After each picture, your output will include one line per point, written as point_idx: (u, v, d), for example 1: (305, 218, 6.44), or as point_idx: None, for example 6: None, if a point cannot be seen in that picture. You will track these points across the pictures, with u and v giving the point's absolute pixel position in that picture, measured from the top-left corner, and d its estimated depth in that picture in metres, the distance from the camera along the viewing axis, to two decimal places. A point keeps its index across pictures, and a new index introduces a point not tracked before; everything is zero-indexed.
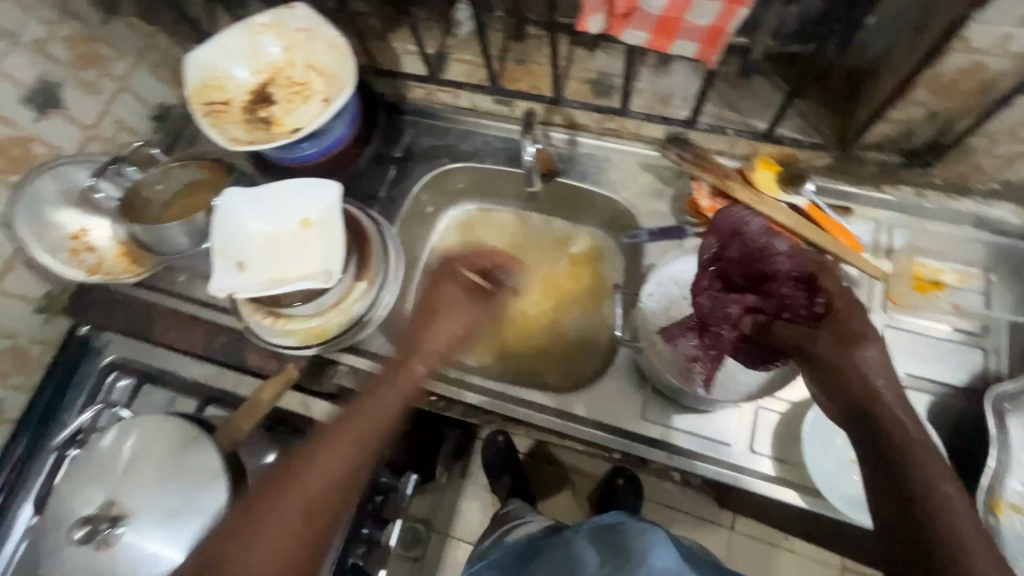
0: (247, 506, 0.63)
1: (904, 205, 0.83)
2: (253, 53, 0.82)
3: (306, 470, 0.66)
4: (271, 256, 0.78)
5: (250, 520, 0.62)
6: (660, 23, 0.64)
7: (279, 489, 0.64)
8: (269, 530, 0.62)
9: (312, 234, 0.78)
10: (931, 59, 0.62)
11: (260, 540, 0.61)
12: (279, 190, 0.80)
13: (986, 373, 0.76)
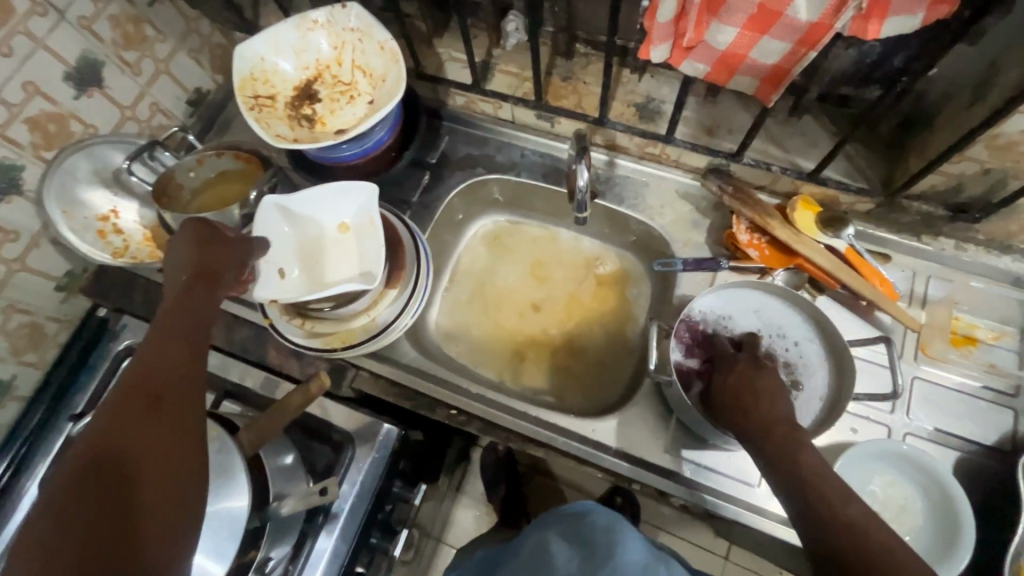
0: (98, 427, 0.52)
1: (943, 257, 0.82)
2: (302, 48, 0.81)
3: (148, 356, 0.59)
4: (311, 257, 0.80)
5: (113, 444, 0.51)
6: (725, 56, 0.64)
7: (134, 380, 0.56)
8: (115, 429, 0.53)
9: (351, 239, 0.80)
10: (996, 119, 0.61)
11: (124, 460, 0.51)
12: (315, 192, 0.79)
13: (1015, 434, 0.75)
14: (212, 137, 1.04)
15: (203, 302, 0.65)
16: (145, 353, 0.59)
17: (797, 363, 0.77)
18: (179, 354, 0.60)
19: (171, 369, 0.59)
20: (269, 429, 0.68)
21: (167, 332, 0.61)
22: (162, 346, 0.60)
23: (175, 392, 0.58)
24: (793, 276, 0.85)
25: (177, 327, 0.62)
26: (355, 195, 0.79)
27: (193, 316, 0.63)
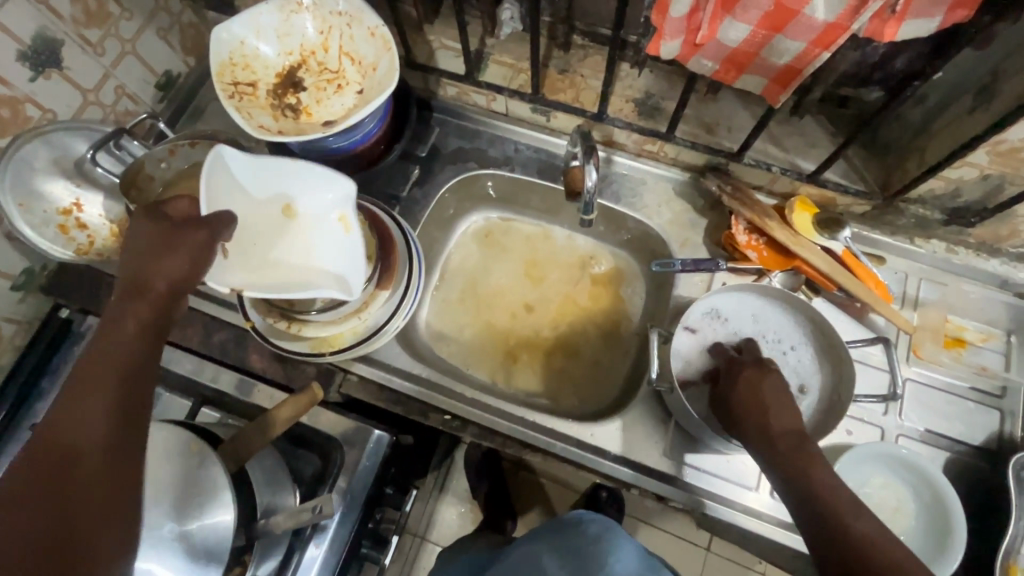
0: (51, 441, 0.48)
1: (936, 259, 0.83)
2: (285, 33, 0.76)
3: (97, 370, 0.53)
4: (260, 252, 0.71)
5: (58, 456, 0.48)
6: (735, 55, 0.62)
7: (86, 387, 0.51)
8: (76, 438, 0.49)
9: (296, 227, 0.72)
10: (1001, 126, 0.61)
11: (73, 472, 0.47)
12: (291, 167, 0.70)
13: (1001, 434, 0.77)
14: (184, 124, 0.97)
15: (130, 340, 0.55)
16: (58, 409, 0.50)
17: (797, 363, 0.76)
18: (108, 397, 0.52)
19: (95, 419, 0.50)
20: (255, 443, 0.64)
21: (91, 376, 0.52)
22: (84, 394, 0.51)
23: (115, 442, 0.50)
24: (789, 277, 0.85)
25: (102, 369, 0.53)
26: (330, 189, 0.71)
27: (118, 356, 0.54)
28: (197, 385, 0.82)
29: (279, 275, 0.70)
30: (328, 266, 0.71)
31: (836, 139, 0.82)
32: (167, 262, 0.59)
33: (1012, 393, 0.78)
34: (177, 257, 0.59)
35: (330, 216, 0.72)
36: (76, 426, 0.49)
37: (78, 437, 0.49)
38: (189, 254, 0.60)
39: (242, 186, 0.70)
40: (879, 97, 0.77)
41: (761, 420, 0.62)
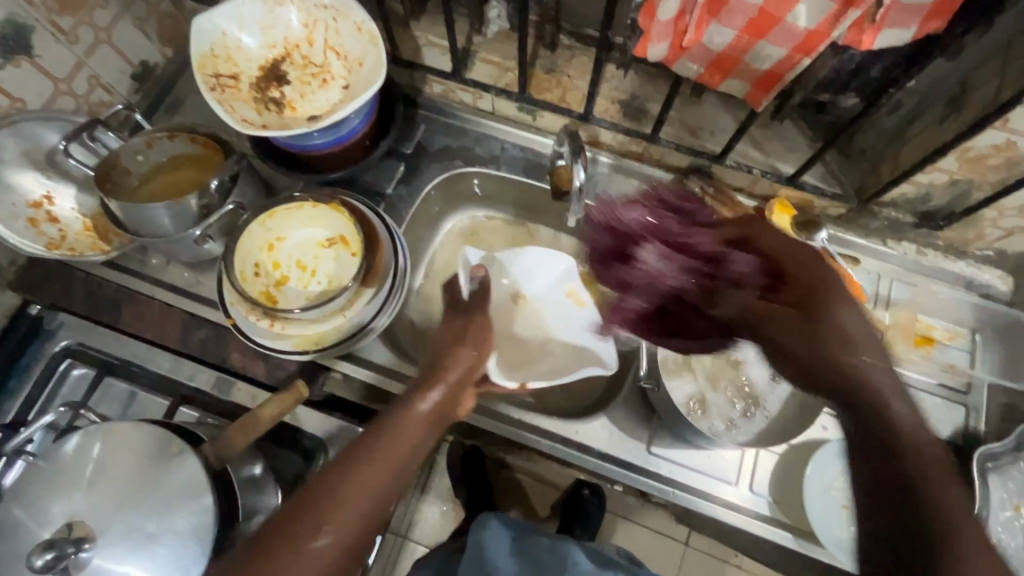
0: (335, 469, 0.56)
1: (906, 261, 0.86)
2: (269, 25, 0.75)
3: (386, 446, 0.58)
4: (538, 340, 0.88)
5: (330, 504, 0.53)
6: (720, 58, 0.63)
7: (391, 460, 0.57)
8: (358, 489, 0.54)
9: (526, 306, 0.89)
10: (969, 134, 0.64)
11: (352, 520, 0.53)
12: (527, 253, 0.88)
13: (966, 429, 0.80)
14: (161, 117, 0.94)
15: (413, 436, 0.60)
16: (359, 476, 0.55)
17: None
18: (387, 486, 0.56)
19: (361, 502, 0.53)
20: (236, 442, 0.62)
21: (373, 458, 0.56)
22: (362, 475, 0.55)
23: (373, 524, 0.54)
24: None
25: (382, 460, 0.57)
26: (553, 263, 0.88)
27: (394, 446, 0.58)
28: (175, 383, 0.80)
29: (530, 355, 0.86)
30: (564, 342, 0.86)
31: (812, 143, 0.85)
32: (454, 362, 0.69)
33: (977, 389, 0.81)
34: (468, 349, 0.71)
35: (558, 290, 0.89)
36: (348, 506, 0.53)
37: (349, 523, 0.52)
38: (470, 352, 0.71)
39: (506, 266, 0.89)
40: (855, 103, 0.79)
41: (786, 353, 0.59)
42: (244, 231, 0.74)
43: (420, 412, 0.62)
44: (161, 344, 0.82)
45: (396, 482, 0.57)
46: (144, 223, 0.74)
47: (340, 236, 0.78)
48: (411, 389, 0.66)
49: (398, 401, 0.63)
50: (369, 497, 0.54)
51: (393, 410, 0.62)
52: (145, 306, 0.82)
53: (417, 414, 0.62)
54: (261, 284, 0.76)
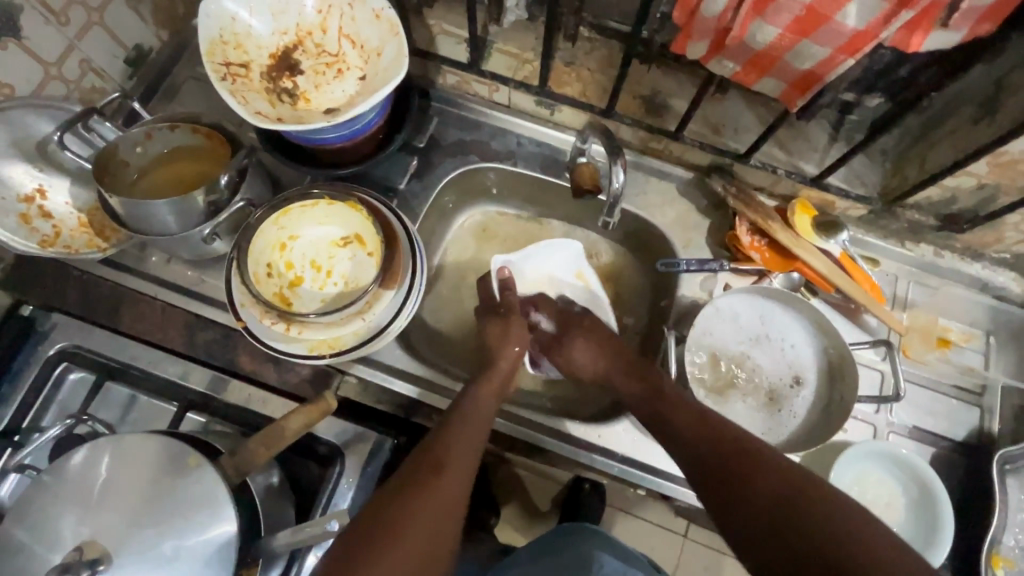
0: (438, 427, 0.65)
1: (924, 263, 0.86)
2: (281, 10, 0.71)
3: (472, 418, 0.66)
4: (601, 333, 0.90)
5: (433, 458, 0.61)
6: (759, 57, 0.61)
7: (466, 427, 0.65)
8: (456, 444, 0.63)
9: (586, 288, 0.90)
10: (1005, 140, 0.63)
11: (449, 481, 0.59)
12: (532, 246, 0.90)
13: (982, 431, 0.81)
14: (157, 104, 0.89)
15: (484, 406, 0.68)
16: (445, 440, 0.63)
17: (797, 363, 0.80)
18: (473, 442, 0.64)
19: (460, 468, 0.61)
20: (259, 455, 0.59)
21: (461, 419, 0.65)
22: (457, 435, 0.64)
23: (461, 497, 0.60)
24: (788, 279, 0.86)
25: (466, 421, 0.66)
26: (561, 253, 0.91)
27: (478, 413, 0.67)
28: (181, 388, 0.77)
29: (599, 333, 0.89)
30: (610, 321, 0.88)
31: (836, 143, 0.83)
32: (505, 355, 0.76)
33: (992, 390, 0.82)
34: (519, 330, 0.80)
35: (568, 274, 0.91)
36: (451, 458, 0.61)
37: (447, 485, 0.59)
38: (513, 346, 0.78)
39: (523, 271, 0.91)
40: (881, 103, 0.78)
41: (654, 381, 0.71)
42: (257, 228, 0.71)
43: (489, 389, 0.71)
44: (165, 346, 0.78)
45: (480, 439, 0.65)
46: (147, 220, 0.69)
47: (356, 234, 0.75)
48: (480, 375, 0.74)
49: (477, 384, 0.72)
50: (467, 450, 0.63)
51: (471, 388, 0.71)
52: (147, 307, 0.79)
53: (489, 389, 0.71)
54: (274, 284, 0.73)
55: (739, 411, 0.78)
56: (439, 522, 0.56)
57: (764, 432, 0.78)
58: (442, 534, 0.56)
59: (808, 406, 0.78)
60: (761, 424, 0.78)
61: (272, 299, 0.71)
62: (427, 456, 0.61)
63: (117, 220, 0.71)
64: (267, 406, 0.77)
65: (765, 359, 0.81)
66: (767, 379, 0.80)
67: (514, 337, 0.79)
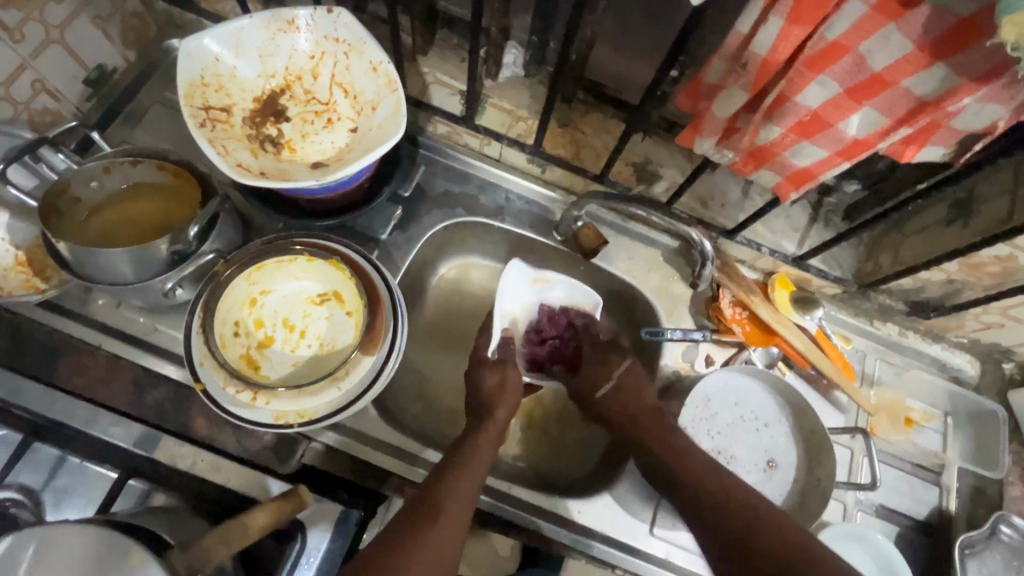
0: (437, 474, 0.65)
1: (889, 341, 0.90)
2: (269, 52, 0.66)
3: (472, 465, 0.66)
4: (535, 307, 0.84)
5: (429, 506, 0.61)
6: (758, 151, 0.62)
7: (461, 473, 0.65)
8: (462, 491, 0.63)
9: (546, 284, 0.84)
10: (978, 247, 0.67)
11: (442, 542, 0.59)
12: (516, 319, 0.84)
13: (941, 510, 0.84)
14: (117, 129, 0.82)
15: (485, 453, 0.69)
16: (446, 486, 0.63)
17: (773, 440, 0.79)
18: (472, 493, 0.64)
19: (457, 515, 0.61)
20: (214, 552, 0.53)
21: (459, 471, 0.65)
22: (453, 481, 0.64)
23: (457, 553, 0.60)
24: (767, 353, 0.86)
25: (462, 472, 0.65)
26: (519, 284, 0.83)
27: (475, 460, 0.67)
28: (121, 452, 0.69)
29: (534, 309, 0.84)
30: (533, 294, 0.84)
31: (816, 225, 0.85)
32: (500, 403, 0.74)
33: (949, 470, 0.85)
34: (506, 402, 0.75)
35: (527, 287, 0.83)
36: (464, 471, 0.65)
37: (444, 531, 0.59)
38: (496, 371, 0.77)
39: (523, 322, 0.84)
40: (860, 190, 0.81)
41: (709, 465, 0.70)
42: (227, 284, 0.66)
43: (486, 437, 0.71)
44: (107, 404, 0.70)
45: (481, 479, 0.66)
46: (99, 269, 0.62)
47: (336, 292, 0.71)
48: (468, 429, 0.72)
49: (475, 436, 0.71)
50: (465, 499, 0.63)
51: (471, 433, 0.71)
52: (90, 358, 0.71)
53: (489, 440, 0.71)
54: (241, 345, 0.67)
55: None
56: (450, 542, 0.59)
57: None
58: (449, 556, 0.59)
59: (786, 489, 0.77)
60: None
61: (239, 363, 0.65)
62: (429, 501, 0.62)
63: (64, 266, 0.64)
64: (220, 474, 0.68)
65: (740, 444, 0.79)
66: (747, 460, 0.78)
67: (511, 407, 0.75)
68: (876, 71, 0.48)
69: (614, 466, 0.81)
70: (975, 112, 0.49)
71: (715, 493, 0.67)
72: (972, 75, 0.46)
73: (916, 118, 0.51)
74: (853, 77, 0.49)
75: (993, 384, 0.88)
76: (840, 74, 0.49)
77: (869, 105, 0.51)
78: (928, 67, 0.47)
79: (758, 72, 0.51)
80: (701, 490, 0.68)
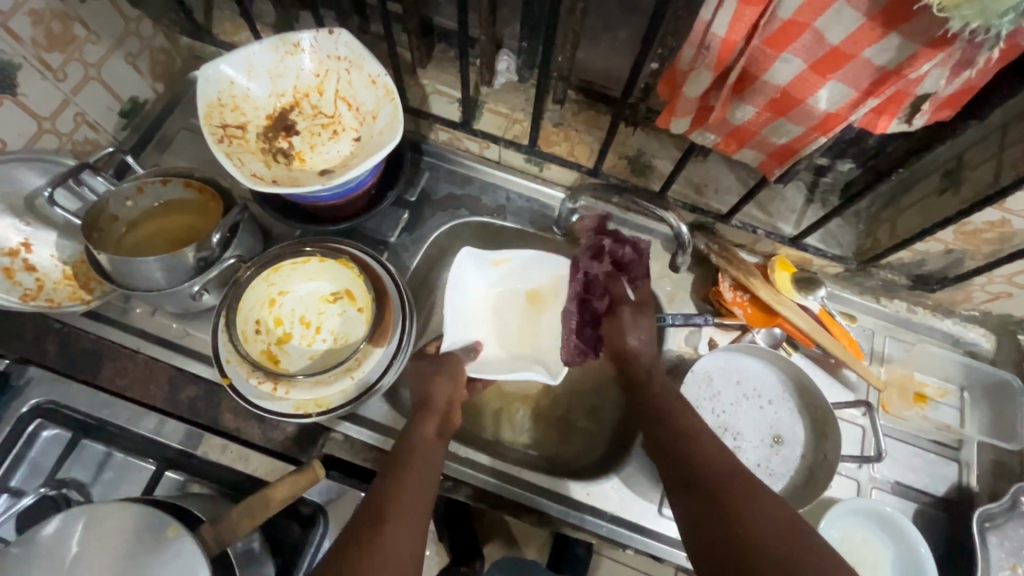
0: (383, 478, 0.65)
1: (898, 317, 0.90)
2: (278, 73, 0.73)
3: (416, 467, 0.66)
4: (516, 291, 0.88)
5: (381, 508, 0.62)
6: (737, 131, 0.65)
7: (407, 474, 0.65)
8: (410, 492, 0.64)
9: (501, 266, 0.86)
10: (968, 213, 0.67)
11: (399, 542, 0.59)
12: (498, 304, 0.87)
13: (961, 486, 0.82)
14: (149, 155, 0.90)
15: (431, 452, 0.69)
16: (394, 490, 0.64)
17: (777, 417, 0.81)
18: (420, 494, 0.64)
19: (410, 517, 0.62)
20: (240, 526, 0.59)
21: (406, 475, 0.65)
22: (403, 487, 0.64)
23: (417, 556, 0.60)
24: (770, 334, 0.87)
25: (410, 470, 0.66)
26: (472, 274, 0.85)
27: (422, 457, 0.68)
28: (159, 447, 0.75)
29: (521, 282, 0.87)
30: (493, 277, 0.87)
31: (812, 205, 0.86)
32: (439, 389, 0.75)
33: (968, 444, 0.84)
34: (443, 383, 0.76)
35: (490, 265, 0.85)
36: (411, 471, 0.66)
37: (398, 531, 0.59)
38: (446, 384, 0.75)
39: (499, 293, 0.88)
40: (853, 168, 0.81)
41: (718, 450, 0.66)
42: (248, 285, 0.71)
43: (429, 431, 0.71)
44: (146, 403, 0.77)
45: (428, 478, 0.66)
46: (135, 277, 0.69)
47: (346, 289, 0.76)
48: (409, 426, 0.72)
49: (419, 422, 0.72)
50: (413, 498, 0.64)
51: (411, 426, 0.72)
52: (129, 361, 0.78)
53: (433, 427, 0.72)
54: (262, 341, 0.73)
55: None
56: (403, 540, 0.59)
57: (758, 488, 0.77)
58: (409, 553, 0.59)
59: (792, 464, 0.78)
60: None
61: (261, 357, 0.71)
62: (381, 504, 0.62)
63: (105, 275, 0.70)
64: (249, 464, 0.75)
65: (744, 423, 0.80)
66: (752, 437, 0.79)
67: (447, 395, 0.75)
68: (834, 45, 0.51)
69: (622, 450, 0.83)
70: (936, 78, 0.51)
71: (728, 492, 0.60)
72: (925, 41, 0.48)
73: (881, 88, 0.53)
74: (814, 53, 0.52)
75: (1009, 355, 0.86)
76: (802, 50, 0.52)
77: (834, 79, 0.54)
78: (883, 37, 0.49)
79: (720, 53, 0.53)
80: (709, 483, 0.62)
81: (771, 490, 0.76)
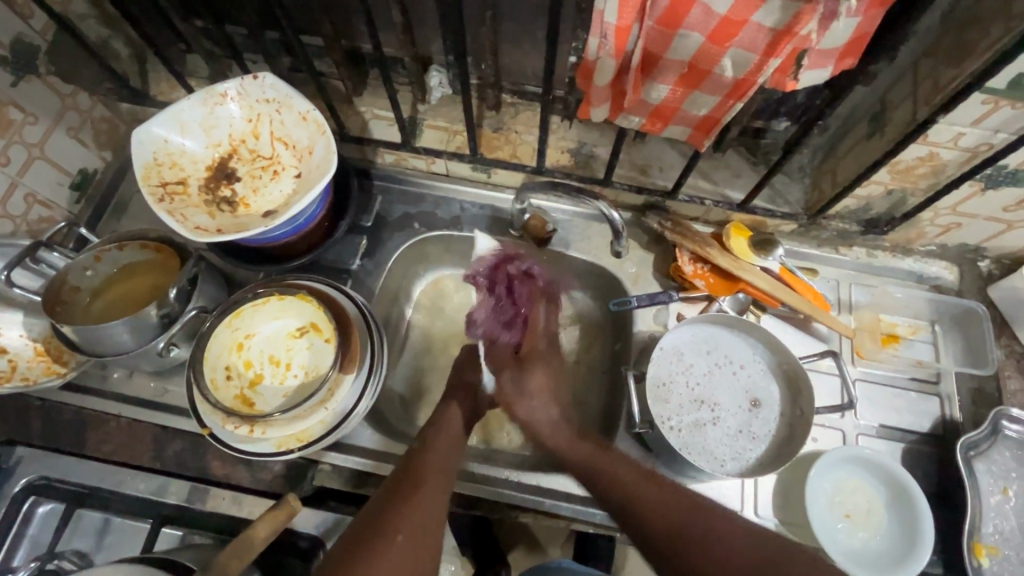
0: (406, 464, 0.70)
1: (859, 264, 0.91)
2: (211, 124, 0.74)
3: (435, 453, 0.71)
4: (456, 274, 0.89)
5: (409, 485, 0.67)
6: (658, 110, 0.66)
7: (430, 466, 0.70)
8: (434, 470, 0.69)
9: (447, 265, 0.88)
10: (895, 151, 0.68)
11: (423, 519, 0.64)
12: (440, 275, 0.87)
13: (947, 420, 0.82)
14: (106, 224, 0.92)
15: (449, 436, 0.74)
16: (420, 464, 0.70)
17: (751, 380, 0.82)
18: (443, 475, 0.69)
19: (432, 497, 0.66)
20: (229, 567, 0.60)
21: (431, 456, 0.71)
22: (428, 465, 0.70)
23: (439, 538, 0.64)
24: (736, 301, 0.88)
25: (428, 479, 0.68)
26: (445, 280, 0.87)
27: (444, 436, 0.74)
28: (155, 504, 0.77)
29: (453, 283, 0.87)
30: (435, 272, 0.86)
31: (756, 168, 0.88)
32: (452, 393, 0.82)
33: (946, 377, 0.84)
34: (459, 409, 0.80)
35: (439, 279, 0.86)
36: (431, 457, 0.71)
37: (421, 504, 0.65)
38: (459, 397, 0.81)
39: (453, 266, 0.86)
40: (789, 126, 0.82)
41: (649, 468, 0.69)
42: (211, 334, 0.73)
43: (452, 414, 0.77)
44: (134, 464, 0.78)
45: (451, 460, 0.71)
46: (103, 344, 0.71)
47: (311, 323, 0.77)
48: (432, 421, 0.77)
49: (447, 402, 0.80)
50: (439, 473, 0.69)
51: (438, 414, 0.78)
52: (112, 425, 0.79)
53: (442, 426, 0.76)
54: (234, 387, 0.74)
55: (709, 437, 0.79)
56: (431, 513, 0.65)
57: (742, 452, 0.78)
58: (432, 530, 0.64)
59: (771, 424, 0.79)
60: (731, 443, 0.78)
61: (234, 403, 0.73)
62: (403, 485, 0.67)
63: (72, 347, 0.72)
64: (243, 507, 0.76)
65: (720, 392, 0.81)
66: (729, 404, 0.81)
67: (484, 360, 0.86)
68: (723, 14, 0.52)
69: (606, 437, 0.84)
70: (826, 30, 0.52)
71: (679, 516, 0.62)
72: None
73: (779, 47, 0.54)
74: (707, 24, 0.54)
75: (973, 283, 0.87)
76: (695, 23, 0.54)
77: (733, 46, 0.55)
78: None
79: (616, 40, 0.55)
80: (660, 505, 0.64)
81: (755, 453, 0.77)
